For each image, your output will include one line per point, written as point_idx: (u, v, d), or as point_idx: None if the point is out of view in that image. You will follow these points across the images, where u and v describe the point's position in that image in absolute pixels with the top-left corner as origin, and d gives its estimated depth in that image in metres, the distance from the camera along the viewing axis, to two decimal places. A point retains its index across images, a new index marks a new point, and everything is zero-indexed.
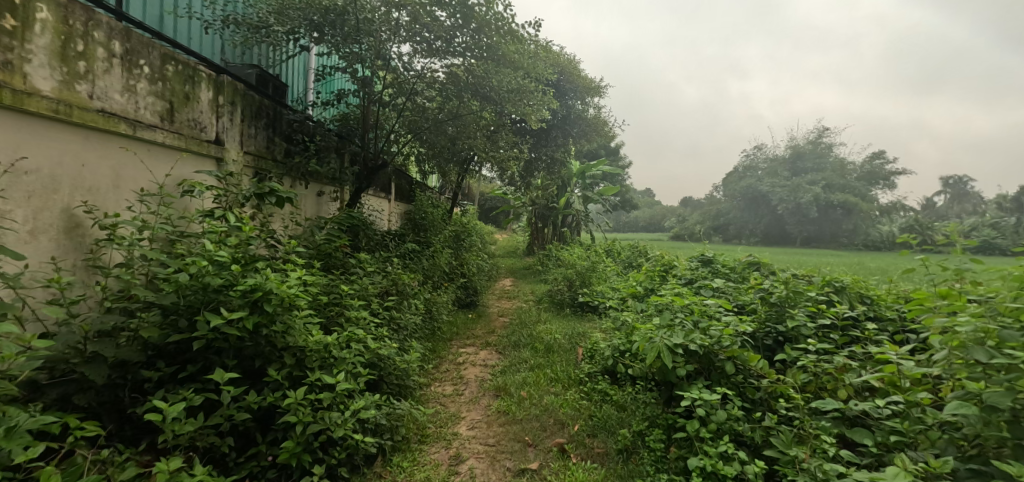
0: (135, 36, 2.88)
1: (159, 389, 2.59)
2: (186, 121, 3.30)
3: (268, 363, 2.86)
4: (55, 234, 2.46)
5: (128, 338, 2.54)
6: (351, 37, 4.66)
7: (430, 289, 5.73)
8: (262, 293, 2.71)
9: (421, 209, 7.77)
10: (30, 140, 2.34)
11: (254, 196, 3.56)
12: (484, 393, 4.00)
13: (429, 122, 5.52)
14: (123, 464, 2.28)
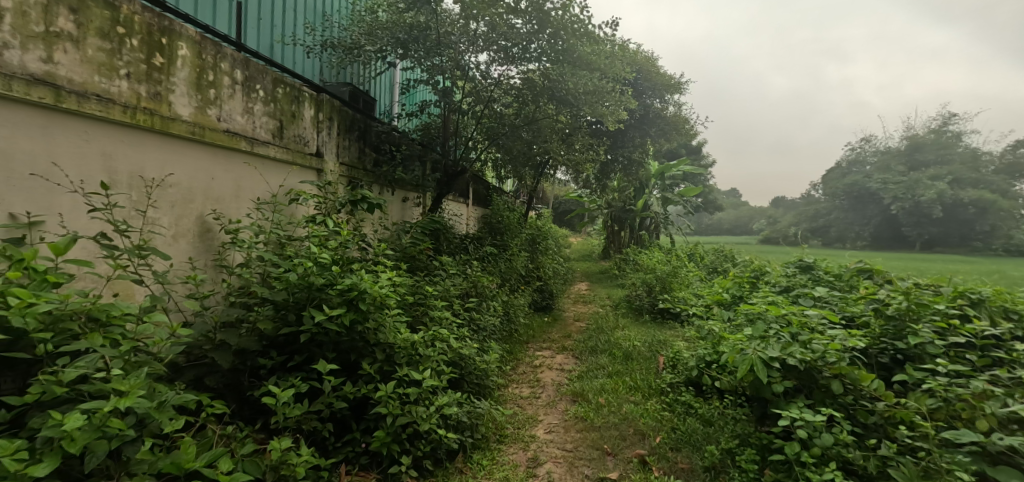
0: (252, 64, 3.26)
1: (272, 375, 2.92)
2: (293, 137, 3.72)
3: (362, 357, 3.13)
4: (191, 238, 2.87)
5: (247, 329, 2.89)
6: (433, 51, 4.98)
7: (507, 291, 5.92)
8: (357, 293, 2.98)
9: (498, 213, 8.03)
10: (176, 158, 2.72)
11: (349, 203, 3.91)
12: (562, 397, 4.09)
13: (506, 128, 5.72)
14: (243, 440, 2.59)
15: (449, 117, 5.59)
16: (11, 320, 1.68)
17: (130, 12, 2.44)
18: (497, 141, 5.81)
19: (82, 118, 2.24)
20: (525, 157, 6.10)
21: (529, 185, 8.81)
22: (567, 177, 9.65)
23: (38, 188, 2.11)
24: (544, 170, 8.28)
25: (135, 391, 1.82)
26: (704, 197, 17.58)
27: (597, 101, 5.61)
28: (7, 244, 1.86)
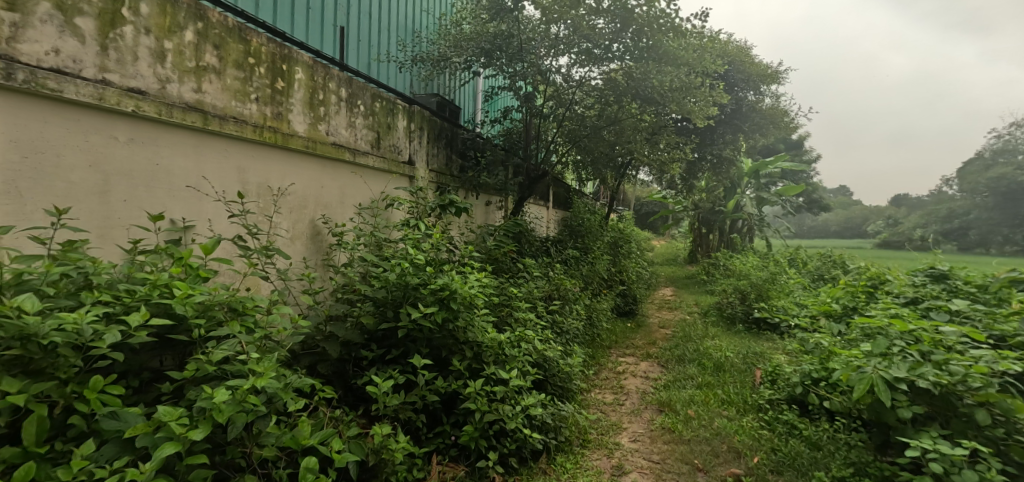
0: (355, 82, 3.59)
1: (372, 366, 3.18)
2: (389, 147, 4.04)
3: (452, 354, 3.33)
4: (304, 240, 3.22)
5: (352, 323, 3.18)
6: (515, 57, 5.15)
7: (590, 295, 5.98)
8: (448, 292, 3.21)
9: (578, 216, 8.10)
10: (293, 170, 3.08)
11: (438, 207, 4.16)
12: (647, 406, 4.10)
13: (588, 129, 5.74)
14: (348, 424, 2.82)
15: (530, 122, 5.75)
16: (175, 308, 1.95)
17: (258, 44, 2.80)
18: (578, 143, 5.88)
19: (223, 137, 2.59)
20: (608, 159, 6.13)
21: (612, 187, 8.81)
22: (652, 177, 9.51)
23: (191, 197, 2.46)
24: (627, 172, 8.24)
25: (268, 372, 2.08)
26: (806, 197, 16.46)
27: (684, 98, 5.52)
28: (170, 244, 2.22)
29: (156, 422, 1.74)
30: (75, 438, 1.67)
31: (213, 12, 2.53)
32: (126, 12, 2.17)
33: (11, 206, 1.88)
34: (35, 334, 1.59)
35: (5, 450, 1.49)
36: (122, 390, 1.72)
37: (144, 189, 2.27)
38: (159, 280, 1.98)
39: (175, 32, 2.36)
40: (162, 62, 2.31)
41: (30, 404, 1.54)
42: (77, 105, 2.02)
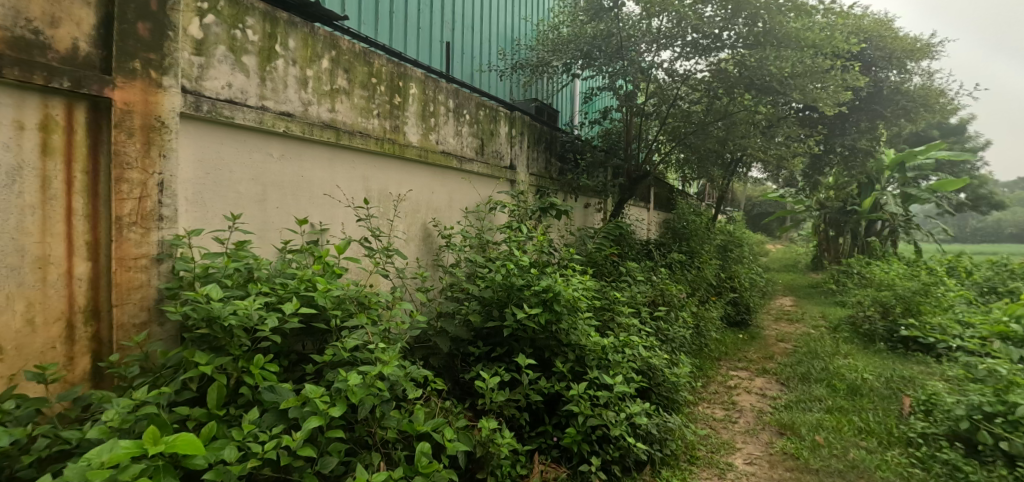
0: (461, 93, 3.84)
1: (478, 362, 3.35)
2: (492, 152, 4.25)
3: (554, 355, 3.39)
4: (417, 242, 3.51)
5: (460, 319, 3.39)
6: (615, 56, 5.18)
7: (697, 302, 5.81)
8: (551, 294, 3.28)
9: (682, 218, 7.87)
10: (407, 177, 3.38)
11: (538, 210, 4.31)
12: (765, 426, 3.90)
13: (693, 126, 5.58)
14: (457, 415, 2.92)
15: (631, 121, 5.72)
16: (317, 300, 2.25)
17: (379, 65, 3.10)
18: (682, 140, 5.73)
19: (351, 150, 2.93)
20: (716, 157, 5.88)
21: (720, 187, 8.44)
22: (768, 174, 8.96)
23: (327, 204, 2.82)
24: (737, 168, 7.85)
25: (393, 362, 2.30)
26: (970, 195, 14.33)
27: (810, 83, 5.13)
28: (311, 245, 2.58)
29: (303, 397, 1.99)
30: (244, 406, 1.99)
31: (343, 40, 2.86)
32: (278, 46, 2.52)
33: (197, 213, 2.25)
34: (216, 315, 1.96)
35: (195, 410, 1.82)
36: (277, 368, 2.02)
37: (291, 198, 2.64)
38: (304, 275, 2.31)
39: (314, 61, 2.70)
40: (304, 88, 2.65)
41: (213, 374, 1.89)
42: (242, 129, 2.39)
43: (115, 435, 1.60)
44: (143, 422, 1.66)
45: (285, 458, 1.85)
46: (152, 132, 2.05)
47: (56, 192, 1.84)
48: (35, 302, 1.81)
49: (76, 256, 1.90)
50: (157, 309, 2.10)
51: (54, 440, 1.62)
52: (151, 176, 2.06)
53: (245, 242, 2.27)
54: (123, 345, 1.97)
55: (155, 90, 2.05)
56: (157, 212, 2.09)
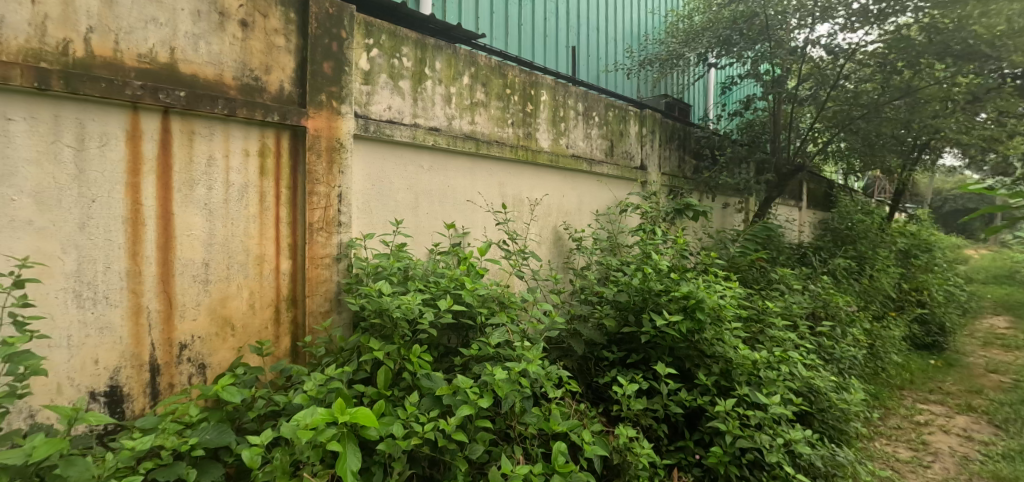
0: (590, 96, 3.91)
1: (612, 367, 3.24)
2: (622, 153, 4.27)
3: (696, 366, 3.11)
4: (549, 245, 3.67)
5: (594, 324, 3.35)
6: (757, 37, 4.82)
7: (873, 319, 5.19)
8: (694, 301, 3.05)
9: (847, 218, 7.06)
10: (540, 182, 3.55)
11: (673, 212, 4.21)
12: (973, 478, 3.38)
13: (865, 107, 5.00)
14: (592, 419, 2.82)
15: (778, 108, 5.27)
16: (464, 297, 2.50)
17: (513, 76, 3.30)
18: (847, 126, 5.10)
19: (489, 159, 3.18)
20: (897, 142, 5.27)
21: (897, 180, 7.40)
22: (964, 160, 7.63)
23: (468, 209, 3.09)
24: (916, 157, 6.82)
25: (537, 359, 2.43)
26: None
27: None
28: (456, 247, 2.85)
29: (455, 387, 2.21)
30: (406, 388, 2.27)
31: (481, 56, 3.10)
32: (427, 69, 2.83)
33: (365, 220, 2.62)
34: (385, 308, 2.28)
35: (368, 388, 2.14)
36: (430, 358, 2.28)
37: (439, 204, 2.94)
38: (454, 274, 2.59)
39: (456, 79, 2.97)
40: (448, 104, 2.93)
41: (382, 358, 2.22)
42: (399, 144, 2.73)
43: (311, 403, 1.97)
44: (332, 394, 2.02)
45: (442, 440, 2.07)
46: (334, 153, 2.44)
47: (269, 204, 2.29)
48: (254, 291, 2.26)
49: (281, 255, 2.34)
50: (337, 300, 2.50)
51: (268, 402, 2.05)
52: (333, 189, 2.45)
53: (403, 245, 2.59)
54: (313, 328, 2.38)
55: (337, 117, 2.44)
56: (337, 219, 2.48)
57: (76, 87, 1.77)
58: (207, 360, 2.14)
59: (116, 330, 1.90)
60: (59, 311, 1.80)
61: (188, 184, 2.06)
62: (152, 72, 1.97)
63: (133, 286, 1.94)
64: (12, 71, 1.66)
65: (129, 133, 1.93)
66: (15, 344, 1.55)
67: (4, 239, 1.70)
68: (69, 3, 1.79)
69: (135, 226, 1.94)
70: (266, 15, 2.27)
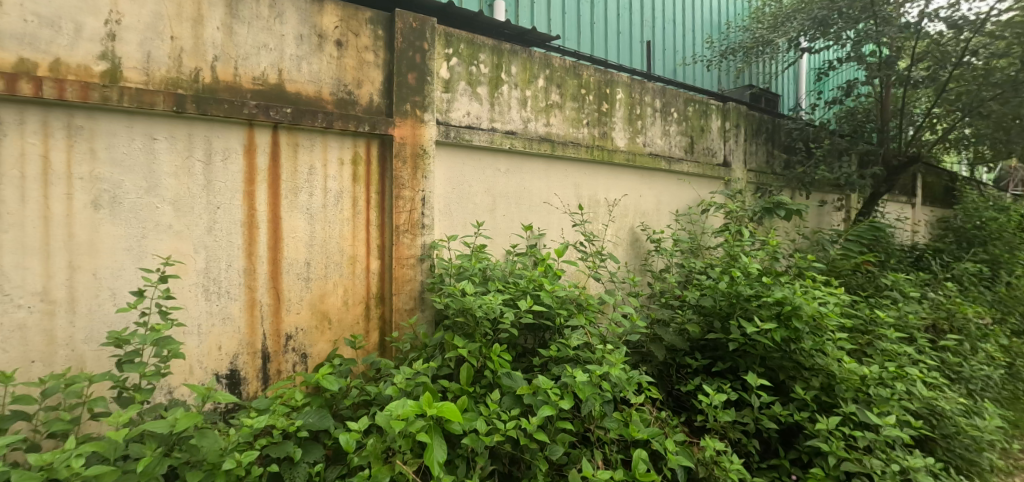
0: (668, 91, 3.84)
1: (695, 375, 3.05)
2: (703, 150, 4.14)
3: (793, 379, 2.79)
4: (626, 247, 3.63)
5: (677, 329, 3.12)
6: (858, 17, 4.37)
7: (1009, 333, 4.60)
8: (791, 308, 2.72)
9: (973, 214, 6.32)
10: (616, 182, 3.54)
11: (763, 211, 4.01)
12: None
13: (998, 87, 4.37)
14: (674, 428, 2.69)
15: (887, 93, 4.92)
16: (544, 298, 2.57)
17: (588, 76, 3.32)
18: (975, 109, 4.54)
19: (564, 160, 3.21)
20: None
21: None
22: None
23: (544, 210, 3.14)
24: None
25: (620, 364, 2.42)
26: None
27: None
28: (533, 248, 2.91)
29: (536, 387, 2.26)
30: (487, 386, 2.37)
31: (556, 58, 3.15)
32: (504, 74, 2.92)
33: (445, 222, 2.74)
34: (469, 307, 2.39)
35: (451, 384, 2.25)
36: (510, 357, 2.35)
37: (516, 206, 3.02)
38: (533, 275, 2.66)
39: (532, 82, 3.04)
40: (524, 107, 3.01)
41: (466, 356, 2.33)
42: (478, 149, 2.84)
43: (400, 394, 2.11)
44: (419, 387, 2.16)
45: (523, 438, 2.14)
46: (418, 159, 2.58)
47: (360, 208, 2.47)
48: (348, 288, 2.45)
49: (371, 255, 2.51)
50: (421, 298, 2.63)
51: (360, 392, 2.23)
52: (417, 193, 2.59)
53: (483, 246, 2.71)
54: (401, 324, 2.53)
55: (420, 125, 2.58)
56: (421, 221, 2.62)
57: (205, 109, 2.07)
58: (308, 351, 2.36)
59: (235, 320, 2.17)
60: (192, 303, 2.09)
61: (293, 192, 2.30)
62: (264, 93, 2.24)
63: (249, 282, 2.20)
64: (156, 98, 1.99)
65: (246, 148, 2.20)
66: (160, 330, 1.82)
67: (151, 241, 2.04)
68: (200, 38, 2.11)
69: (251, 229, 2.21)
70: (358, 34, 2.46)
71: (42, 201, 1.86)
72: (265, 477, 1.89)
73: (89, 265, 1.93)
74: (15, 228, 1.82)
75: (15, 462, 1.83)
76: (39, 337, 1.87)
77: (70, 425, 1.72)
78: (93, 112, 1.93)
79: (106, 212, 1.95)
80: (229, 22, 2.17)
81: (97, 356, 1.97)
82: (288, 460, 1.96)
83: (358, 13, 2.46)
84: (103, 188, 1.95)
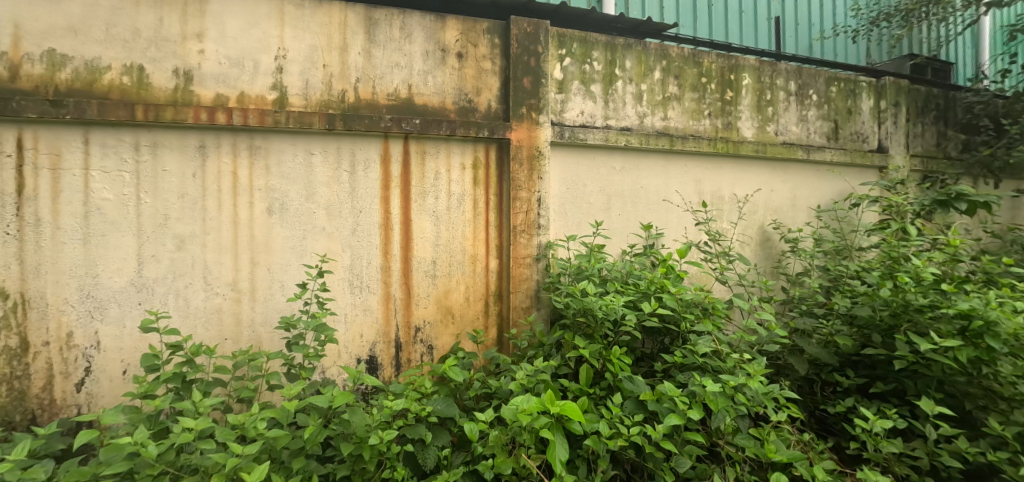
0: (805, 71, 3.46)
1: (848, 396, 2.68)
2: (850, 135, 3.64)
3: (988, 410, 2.31)
4: (754, 247, 3.34)
5: (820, 342, 2.73)
6: None
7: None
8: (983, 323, 2.23)
9: None
10: (746, 176, 3.30)
11: (937, 205, 3.38)
12: None
13: None
14: (820, 454, 2.41)
15: None
16: (670, 301, 2.48)
17: (709, 63, 3.14)
18: None
19: (683, 155, 3.08)
20: None
21: None
22: None
23: (663, 208, 3.05)
24: None
25: (760, 376, 2.24)
26: None
27: None
28: (652, 249, 2.83)
29: (661, 394, 2.19)
30: (607, 388, 2.37)
31: (674, 48, 3.03)
32: (618, 70, 2.89)
33: (561, 222, 2.78)
34: (589, 307, 2.40)
35: (570, 384, 2.29)
36: (631, 361, 2.32)
37: (632, 206, 2.96)
38: (654, 277, 2.59)
39: (647, 75, 2.97)
40: (640, 102, 2.94)
41: (586, 356, 2.34)
42: (593, 148, 2.84)
43: (522, 390, 2.20)
44: (540, 385, 2.23)
45: (648, 445, 2.09)
46: (534, 160, 2.66)
47: (480, 210, 2.61)
48: (469, 286, 2.60)
49: (491, 254, 2.64)
50: (537, 297, 2.70)
51: (482, 384, 2.37)
52: (534, 194, 2.66)
53: (601, 246, 2.70)
54: (519, 322, 2.62)
55: (536, 127, 2.66)
56: (538, 222, 2.68)
57: (350, 125, 2.34)
58: (434, 343, 2.55)
59: (373, 311, 2.43)
60: (341, 295, 2.38)
61: (421, 195, 2.50)
62: (397, 106, 2.48)
63: (384, 278, 2.45)
64: (313, 118, 2.30)
65: (382, 158, 2.45)
66: (319, 317, 2.11)
67: (310, 241, 2.36)
68: (345, 63, 2.40)
69: (386, 230, 2.45)
70: (476, 44, 2.61)
71: (233, 209, 2.26)
72: (401, 455, 2.08)
73: (265, 262, 2.31)
74: (215, 230, 2.25)
75: (216, 419, 2.26)
76: (230, 320, 2.28)
77: (254, 393, 2.07)
78: (267, 134, 2.30)
79: (277, 217, 2.31)
80: (368, 47, 2.43)
81: (270, 337, 2.34)
82: (421, 443, 2.13)
83: (476, 25, 2.61)
84: (275, 197, 2.31)
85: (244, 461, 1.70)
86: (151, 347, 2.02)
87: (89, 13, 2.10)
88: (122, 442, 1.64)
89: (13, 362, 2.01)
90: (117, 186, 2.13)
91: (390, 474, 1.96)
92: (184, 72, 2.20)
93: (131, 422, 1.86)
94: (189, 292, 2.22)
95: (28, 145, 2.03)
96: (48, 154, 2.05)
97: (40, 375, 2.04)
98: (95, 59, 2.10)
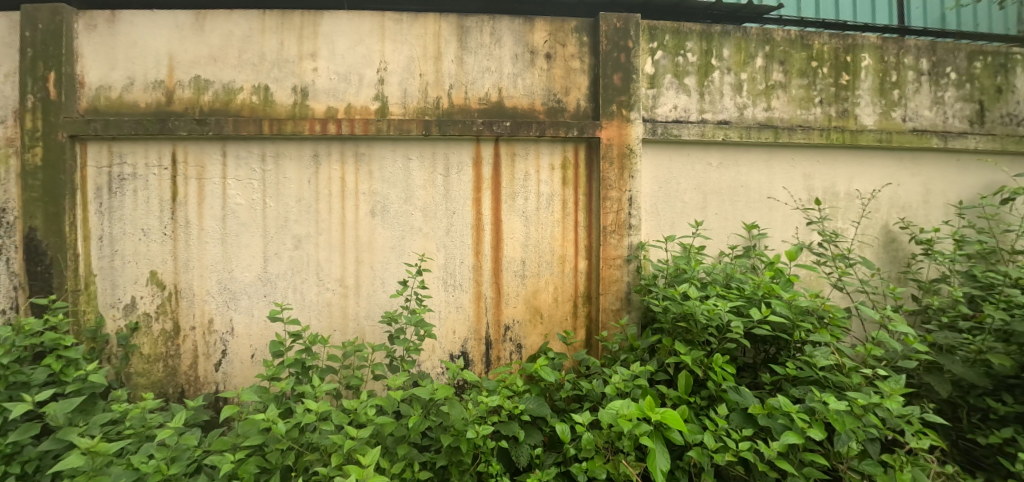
0: (941, 45, 2.99)
1: (1005, 426, 2.26)
2: (1001, 117, 3.07)
3: None
4: (877, 249, 2.94)
5: (967, 360, 2.33)
6: None
7: None
8: None
9: None
10: (872, 169, 2.93)
11: None
12: None
13: None
14: None
15: None
16: (780, 307, 2.27)
17: (821, 45, 2.84)
18: None
19: (792, 148, 2.81)
20: None
21: None
22: None
23: (767, 206, 2.81)
24: None
25: (897, 397, 1.94)
26: None
27: None
28: (756, 251, 2.61)
29: (772, 408, 2.01)
30: (709, 398, 2.22)
31: (778, 31, 2.79)
32: (714, 60, 2.72)
33: (653, 222, 2.68)
34: (691, 312, 2.27)
35: (670, 391, 2.19)
36: (735, 370, 2.15)
37: (732, 204, 2.77)
38: (760, 281, 2.38)
39: (748, 63, 2.75)
40: (739, 92, 2.74)
41: (686, 363, 2.20)
42: (688, 143, 2.70)
43: (617, 394, 2.13)
44: (638, 390, 2.14)
45: (760, 463, 1.93)
46: (625, 158, 2.58)
47: (569, 210, 2.60)
48: (558, 286, 2.60)
49: (580, 255, 2.61)
50: (628, 299, 2.61)
51: (574, 386, 2.34)
52: (625, 193, 2.59)
53: (700, 246, 2.56)
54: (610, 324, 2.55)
55: (627, 124, 2.58)
56: (629, 221, 2.60)
57: (445, 130, 2.45)
58: (523, 342, 2.57)
59: (465, 309, 2.52)
60: (436, 293, 2.50)
61: (511, 196, 2.55)
62: (486, 110, 2.54)
63: (476, 277, 2.53)
64: (411, 126, 2.43)
65: (474, 161, 2.53)
66: (420, 314, 2.23)
67: (408, 242, 2.50)
68: (439, 71, 2.52)
69: (478, 231, 2.53)
70: (564, 44, 2.60)
71: (341, 212, 2.47)
72: (496, 451, 2.13)
73: (368, 260, 2.49)
74: (327, 231, 2.47)
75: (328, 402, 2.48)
76: (338, 312, 2.49)
77: (360, 381, 2.24)
78: (370, 142, 2.48)
79: (379, 219, 2.49)
80: (460, 54, 2.53)
81: (373, 330, 2.50)
82: (514, 440, 2.17)
83: (564, 24, 2.60)
84: (377, 200, 2.49)
85: (357, 443, 1.84)
86: (277, 335, 2.24)
87: (226, 43, 2.42)
88: (257, 418, 1.86)
89: (169, 343, 2.39)
90: (248, 192, 2.42)
91: (484, 468, 2.02)
92: (301, 89, 2.45)
93: (261, 401, 2.07)
94: (305, 286, 2.46)
95: (180, 158, 2.39)
96: (195, 166, 2.40)
97: (188, 355, 2.39)
98: (231, 83, 2.41)
